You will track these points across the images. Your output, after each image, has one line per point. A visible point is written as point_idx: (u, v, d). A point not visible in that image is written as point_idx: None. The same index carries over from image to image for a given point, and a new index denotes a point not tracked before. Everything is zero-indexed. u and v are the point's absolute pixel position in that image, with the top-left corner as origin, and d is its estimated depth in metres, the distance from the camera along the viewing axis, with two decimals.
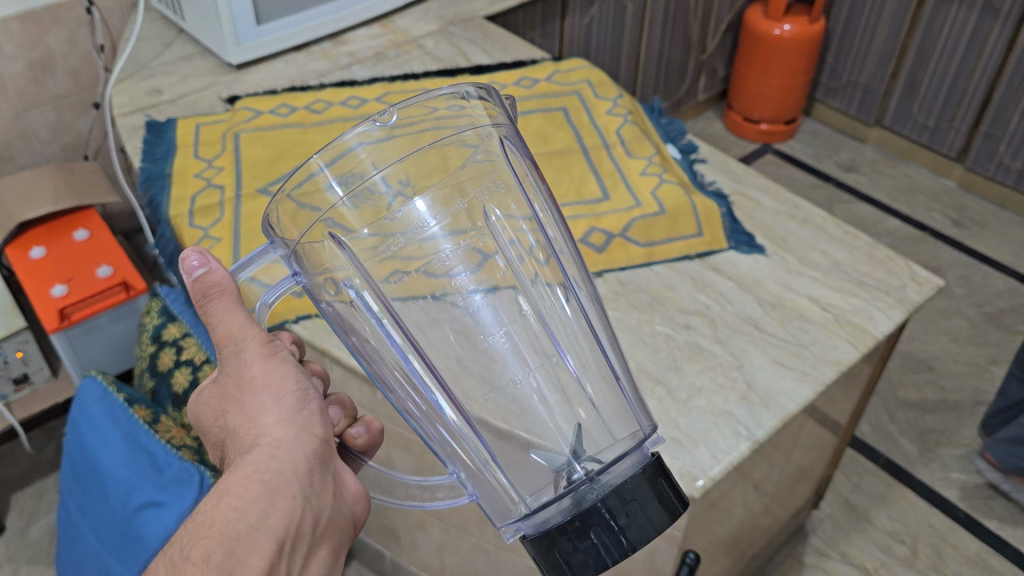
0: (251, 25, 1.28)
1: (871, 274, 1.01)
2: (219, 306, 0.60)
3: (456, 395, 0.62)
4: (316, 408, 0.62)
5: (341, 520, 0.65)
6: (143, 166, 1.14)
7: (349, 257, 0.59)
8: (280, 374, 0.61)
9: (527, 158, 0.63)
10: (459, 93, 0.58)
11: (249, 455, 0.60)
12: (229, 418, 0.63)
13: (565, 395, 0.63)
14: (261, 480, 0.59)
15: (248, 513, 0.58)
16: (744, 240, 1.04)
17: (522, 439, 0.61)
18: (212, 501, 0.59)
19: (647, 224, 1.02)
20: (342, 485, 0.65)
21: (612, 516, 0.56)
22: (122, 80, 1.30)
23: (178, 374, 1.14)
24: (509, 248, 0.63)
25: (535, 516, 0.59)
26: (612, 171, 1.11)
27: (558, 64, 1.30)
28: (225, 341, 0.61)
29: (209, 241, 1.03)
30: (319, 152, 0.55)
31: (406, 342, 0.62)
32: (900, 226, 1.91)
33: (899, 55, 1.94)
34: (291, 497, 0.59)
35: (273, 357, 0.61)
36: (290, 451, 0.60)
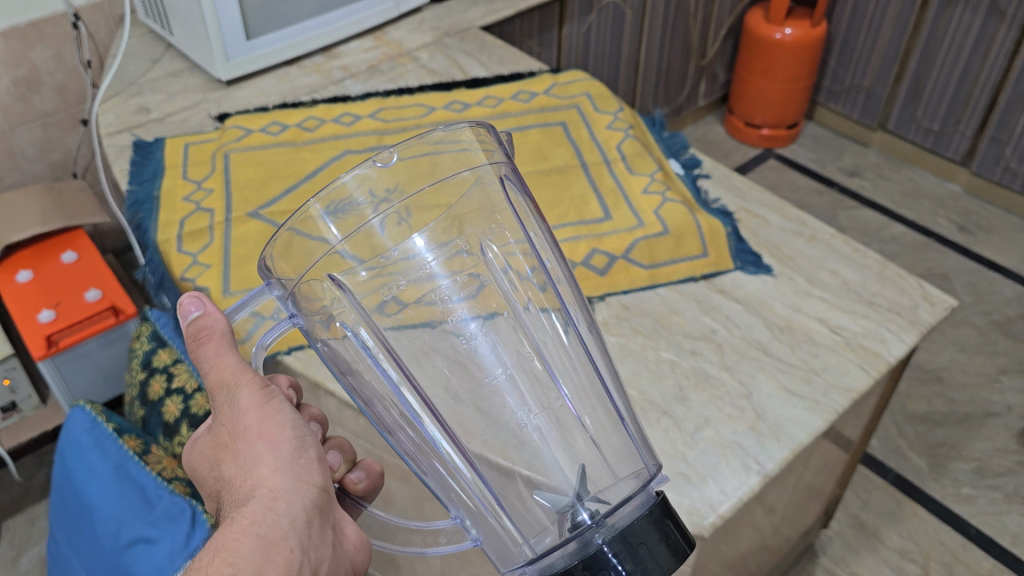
0: (241, 40, 1.25)
1: (881, 295, 0.98)
2: (209, 350, 0.62)
3: (450, 429, 0.62)
4: (314, 455, 0.62)
5: (341, 570, 0.64)
6: (130, 189, 1.10)
7: (349, 298, 0.60)
8: (276, 421, 0.61)
9: (526, 195, 0.64)
10: (455, 131, 0.59)
11: (245, 507, 0.60)
12: (224, 467, 0.63)
13: (563, 430, 0.63)
14: (257, 533, 0.58)
15: (243, 567, 0.57)
16: (750, 260, 1.01)
17: (523, 478, 0.61)
18: (207, 554, 0.58)
19: (650, 246, 1.00)
20: (340, 534, 0.65)
21: (619, 561, 0.55)
22: (109, 98, 1.27)
23: (169, 403, 1.11)
24: (504, 282, 0.64)
25: (540, 560, 0.58)
26: (613, 189, 1.08)
27: (557, 77, 1.27)
28: (220, 389, 0.61)
29: (197, 267, 1.00)
30: (317, 196, 0.58)
31: (402, 378, 0.62)
32: (906, 233, 1.88)
33: (902, 59, 1.91)
34: (289, 549, 0.59)
35: (269, 404, 0.61)
36: (287, 503, 0.60)
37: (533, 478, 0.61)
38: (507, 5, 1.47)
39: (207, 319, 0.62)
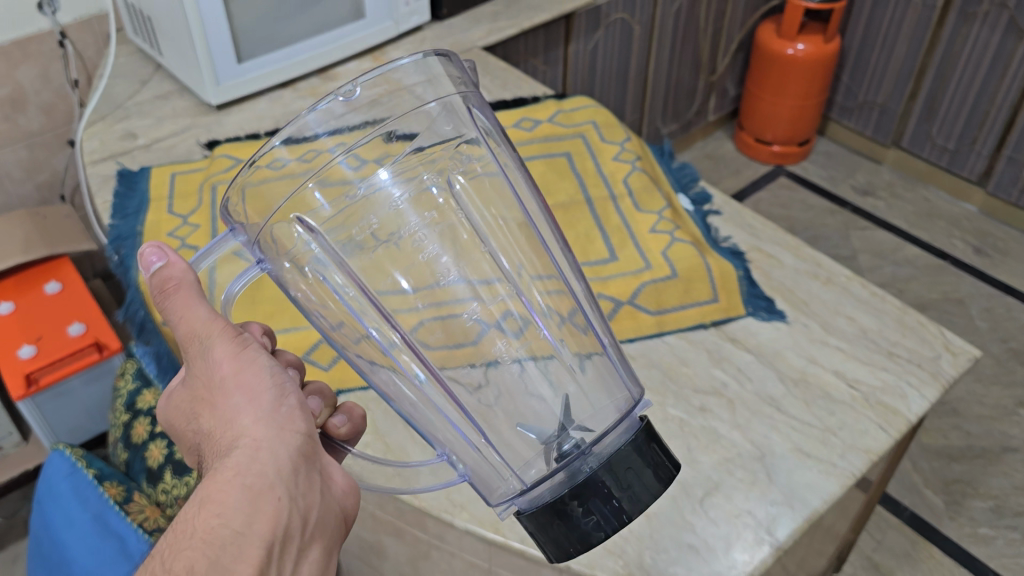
0: (232, 64, 1.20)
1: (901, 344, 0.93)
2: (178, 300, 0.56)
3: (445, 383, 0.63)
4: (296, 402, 0.57)
5: (331, 518, 0.59)
6: (112, 223, 1.06)
7: (319, 242, 0.58)
8: (252, 368, 0.56)
9: (494, 125, 0.64)
10: (417, 60, 0.56)
11: (226, 459, 0.54)
12: (203, 422, 0.57)
13: (541, 365, 0.65)
14: (243, 484, 0.53)
15: (232, 519, 0.52)
16: (762, 305, 0.96)
17: (505, 416, 0.64)
18: (193, 509, 0.53)
19: (657, 290, 0.95)
20: (329, 480, 0.59)
21: (607, 488, 0.59)
22: (94, 123, 1.22)
23: (153, 447, 1.07)
24: (483, 226, 0.65)
25: (530, 493, 0.61)
26: (619, 226, 1.03)
27: (561, 103, 1.22)
28: (189, 338, 0.56)
29: None
30: (279, 138, 0.54)
31: (384, 323, 0.62)
32: (920, 255, 1.83)
33: (917, 75, 1.86)
34: (277, 499, 0.53)
35: (243, 352, 0.56)
36: (271, 451, 0.54)
37: (517, 415, 0.64)
38: (511, 23, 1.42)
39: (171, 268, 0.57)
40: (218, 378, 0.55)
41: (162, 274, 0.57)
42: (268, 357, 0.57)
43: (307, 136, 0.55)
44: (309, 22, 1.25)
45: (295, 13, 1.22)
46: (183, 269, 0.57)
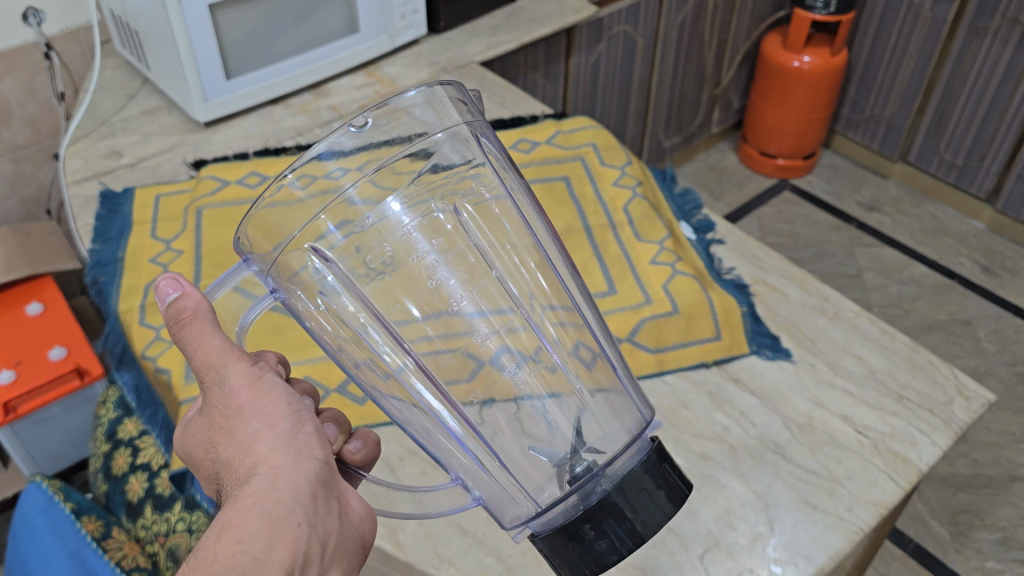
0: (221, 80, 1.16)
1: (911, 386, 0.89)
2: (192, 331, 0.54)
3: (461, 409, 0.59)
4: (312, 429, 0.54)
5: (349, 541, 0.56)
6: (93, 248, 1.02)
7: (332, 268, 0.55)
8: (271, 395, 0.54)
9: (504, 155, 0.61)
10: (426, 93, 0.53)
11: (244, 486, 0.52)
12: (220, 452, 0.55)
13: (557, 398, 0.61)
14: (262, 510, 0.50)
15: (251, 544, 0.48)
16: (767, 343, 0.92)
17: (523, 442, 0.61)
18: (210, 537, 0.49)
19: (658, 327, 0.91)
20: (347, 508, 0.56)
21: (622, 507, 0.58)
22: (78, 140, 1.18)
23: (133, 480, 1.02)
24: (492, 255, 0.61)
25: (545, 514, 0.59)
26: (618, 257, 0.99)
27: (561, 124, 1.18)
28: (206, 365, 0.54)
29: (160, 345, 0.92)
30: (291, 169, 0.50)
31: (398, 350, 0.58)
32: (927, 273, 1.79)
33: (926, 90, 1.82)
34: (297, 523, 0.50)
35: (260, 379, 0.54)
36: (289, 478, 0.52)
37: (529, 437, 0.61)
38: (510, 38, 1.38)
39: (184, 296, 0.55)
40: (236, 406, 0.54)
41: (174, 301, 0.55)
42: (285, 385, 0.55)
43: (317, 169, 0.51)
44: (299, 36, 1.21)
45: (284, 26, 1.19)
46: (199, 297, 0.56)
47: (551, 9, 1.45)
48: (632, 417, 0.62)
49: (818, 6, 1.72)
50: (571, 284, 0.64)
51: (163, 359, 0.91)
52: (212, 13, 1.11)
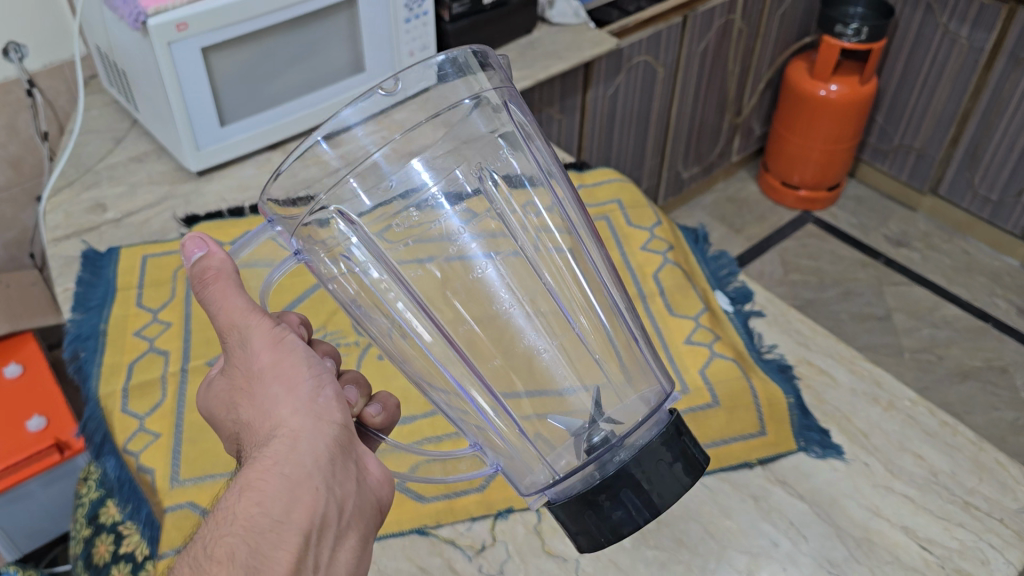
0: (214, 128, 1.07)
1: (979, 491, 0.80)
2: (215, 291, 0.55)
3: (481, 374, 0.57)
4: (333, 393, 0.54)
5: (368, 505, 0.55)
6: (73, 318, 0.93)
7: (356, 231, 0.54)
8: (294, 360, 0.54)
9: (530, 122, 0.59)
10: (455, 58, 0.53)
11: (263, 449, 0.52)
12: (242, 412, 0.55)
13: (580, 372, 0.58)
14: (281, 473, 0.50)
15: (272, 507, 0.49)
16: (816, 438, 0.83)
17: (537, 405, 0.57)
18: (231, 499, 0.50)
19: (696, 421, 0.82)
20: (366, 471, 0.56)
21: (639, 477, 0.54)
22: (60, 190, 1.09)
23: (116, 569, 0.90)
24: (512, 223, 0.59)
25: (561, 484, 0.56)
26: (650, 334, 0.90)
27: (582, 176, 1.08)
28: (230, 326, 0.54)
29: (144, 437, 0.82)
30: (320, 133, 0.50)
31: (413, 307, 0.56)
32: (960, 315, 1.71)
33: (960, 120, 1.73)
34: (314, 489, 0.51)
35: (284, 343, 0.55)
36: (310, 442, 0.52)
37: (543, 404, 0.57)
38: (526, 74, 1.29)
39: (210, 258, 0.55)
40: (259, 368, 0.54)
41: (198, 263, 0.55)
42: (308, 349, 0.56)
43: (346, 132, 0.51)
44: (300, 76, 1.12)
45: (282, 66, 1.09)
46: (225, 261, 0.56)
47: (568, 42, 1.35)
48: (651, 388, 0.59)
49: (848, 34, 1.64)
50: (595, 253, 0.61)
51: (147, 454, 0.81)
52: (205, 56, 1.01)
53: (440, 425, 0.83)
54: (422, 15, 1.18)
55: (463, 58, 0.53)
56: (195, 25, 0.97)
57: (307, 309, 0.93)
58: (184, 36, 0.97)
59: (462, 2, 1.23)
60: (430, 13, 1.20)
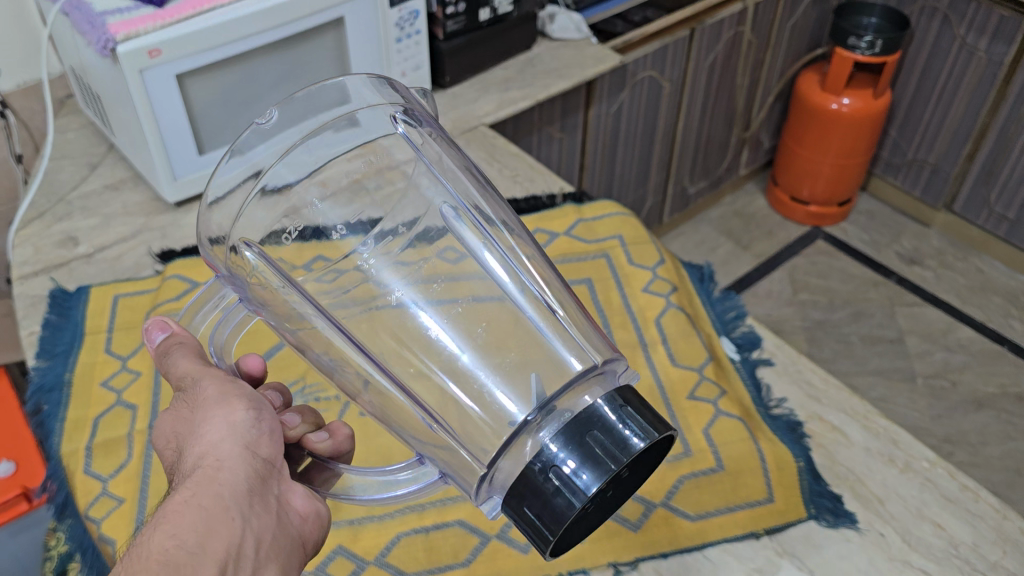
0: (193, 155, 1.01)
1: (1003, 566, 0.74)
2: (172, 355, 0.56)
3: (372, 353, 0.53)
4: (268, 432, 0.53)
5: (291, 541, 0.52)
6: (36, 365, 0.88)
7: (260, 259, 0.56)
8: (228, 394, 0.53)
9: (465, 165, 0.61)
10: (345, 88, 0.59)
11: (184, 480, 0.49)
12: (172, 454, 0.53)
13: (492, 342, 0.53)
14: (199, 502, 0.47)
15: (187, 536, 0.45)
16: (827, 505, 0.76)
17: (440, 392, 0.52)
18: (144, 535, 0.45)
19: (698, 486, 0.76)
20: (287, 505, 0.52)
21: (573, 446, 0.46)
22: (30, 222, 1.04)
23: None
24: (465, 233, 0.58)
25: (500, 476, 0.50)
26: (651, 387, 0.84)
27: (581, 210, 1.03)
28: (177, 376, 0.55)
29: (106, 503, 0.77)
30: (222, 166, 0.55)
31: (330, 326, 0.54)
32: (974, 337, 1.65)
33: (977, 135, 1.68)
34: (231, 519, 0.47)
35: (225, 383, 0.54)
36: (232, 472, 0.49)
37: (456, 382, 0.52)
38: (524, 94, 1.22)
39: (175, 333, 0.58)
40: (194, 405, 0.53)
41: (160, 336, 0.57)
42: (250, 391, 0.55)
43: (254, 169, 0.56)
44: (285, 99, 1.05)
45: (265, 89, 1.03)
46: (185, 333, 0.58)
47: (569, 58, 1.28)
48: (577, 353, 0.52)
49: (861, 46, 1.58)
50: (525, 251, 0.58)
51: (108, 522, 0.76)
52: (180, 82, 0.95)
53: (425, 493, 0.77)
54: (414, 34, 1.13)
55: (351, 88, 0.60)
56: (168, 51, 0.91)
57: (288, 357, 0.86)
58: (156, 62, 0.91)
59: (457, 19, 1.17)
60: (423, 32, 1.14)
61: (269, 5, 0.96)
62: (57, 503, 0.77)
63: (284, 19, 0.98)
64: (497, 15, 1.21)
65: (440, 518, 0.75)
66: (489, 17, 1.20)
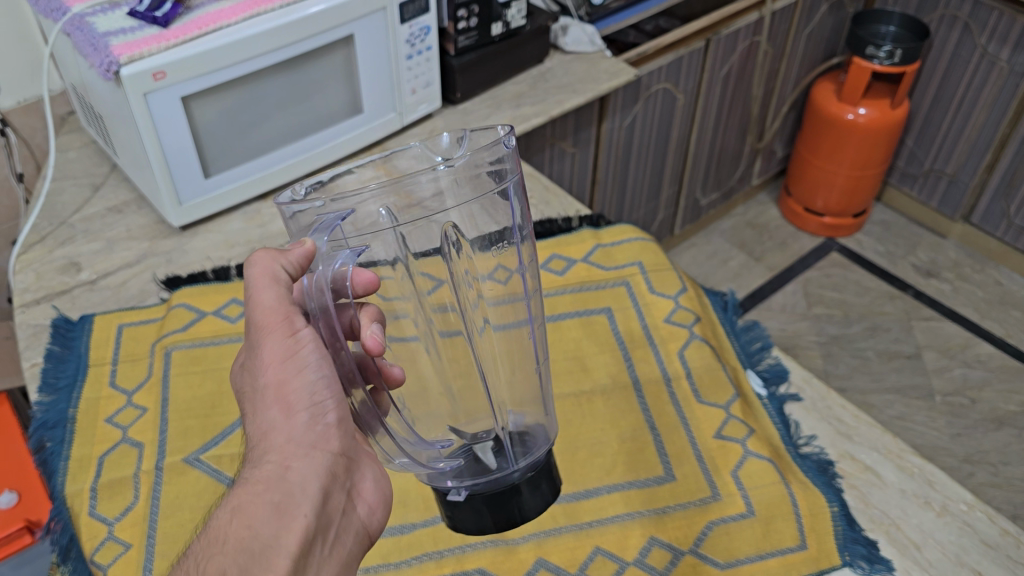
0: (198, 179, 0.98)
1: None
2: (264, 290, 0.54)
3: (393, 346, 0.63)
4: (333, 421, 0.53)
5: (357, 529, 0.54)
6: (40, 401, 0.84)
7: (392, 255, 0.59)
8: (293, 383, 0.52)
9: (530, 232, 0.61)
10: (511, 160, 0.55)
11: (254, 470, 0.51)
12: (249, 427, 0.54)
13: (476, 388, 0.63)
14: (272, 499, 0.49)
15: (260, 532, 0.47)
16: (862, 551, 0.73)
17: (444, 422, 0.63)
18: (222, 519, 0.49)
19: (726, 531, 0.73)
20: (358, 495, 0.55)
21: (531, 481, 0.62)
22: (31, 247, 1.01)
23: None
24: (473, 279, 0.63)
25: (467, 478, 0.61)
26: (675, 426, 0.81)
27: (600, 234, 1.01)
28: (258, 324, 0.53)
29: (112, 548, 0.73)
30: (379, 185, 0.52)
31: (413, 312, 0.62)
32: (994, 353, 1.65)
33: (997, 146, 1.69)
34: (304, 516, 0.49)
35: (293, 361, 0.53)
36: (301, 470, 0.51)
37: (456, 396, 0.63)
38: (538, 110, 1.17)
39: (280, 261, 0.54)
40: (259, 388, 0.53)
41: (251, 265, 0.54)
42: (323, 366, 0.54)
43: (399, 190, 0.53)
44: (292, 120, 1.02)
45: (274, 108, 1.00)
46: (283, 268, 0.54)
47: (583, 72, 1.24)
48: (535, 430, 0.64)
49: (880, 56, 1.55)
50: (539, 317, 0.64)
51: (115, 568, 0.72)
52: (186, 104, 0.92)
53: (443, 539, 0.72)
54: (425, 50, 1.09)
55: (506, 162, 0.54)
56: (173, 72, 0.87)
57: None
58: (161, 85, 0.87)
59: (469, 34, 1.13)
60: (434, 48, 1.10)
61: (278, 24, 0.92)
62: (60, 545, 0.74)
63: (292, 39, 0.94)
64: (510, 29, 1.17)
65: (458, 567, 0.70)
66: (501, 31, 1.16)
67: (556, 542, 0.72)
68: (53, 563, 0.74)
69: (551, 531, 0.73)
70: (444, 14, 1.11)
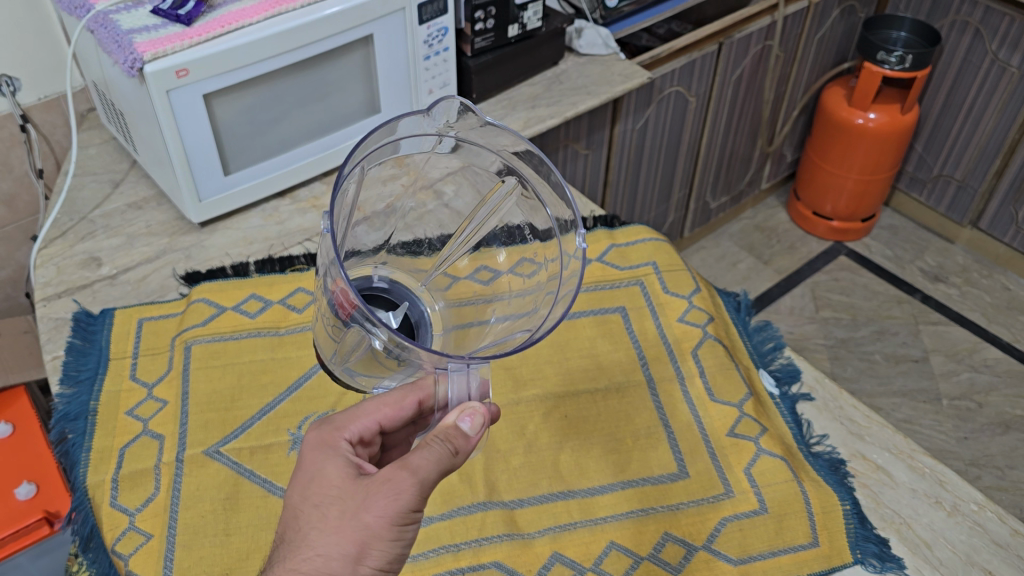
0: (218, 176, 0.99)
1: None
2: (441, 457, 0.55)
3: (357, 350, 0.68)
4: None
5: None
6: (62, 393, 0.85)
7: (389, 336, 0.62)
8: (386, 543, 0.53)
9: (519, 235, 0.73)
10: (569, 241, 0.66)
11: None
12: (310, 522, 0.54)
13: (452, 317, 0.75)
14: None
15: None
16: (873, 549, 0.74)
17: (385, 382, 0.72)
18: None
19: (740, 528, 0.74)
20: None
21: None
22: (52, 241, 1.02)
23: None
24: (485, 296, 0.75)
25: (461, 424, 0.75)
26: (689, 423, 0.82)
27: (614, 234, 1.02)
28: (409, 476, 0.54)
29: (134, 538, 0.74)
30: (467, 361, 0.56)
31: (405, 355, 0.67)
32: (1001, 357, 1.66)
33: (1006, 153, 1.70)
34: None
35: (400, 527, 0.54)
36: None
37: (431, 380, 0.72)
38: (552, 111, 1.19)
39: (457, 427, 0.56)
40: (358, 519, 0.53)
41: (453, 432, 0.56)
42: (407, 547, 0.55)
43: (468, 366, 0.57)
44: (311, 118, 1.03)
45: (294, 107, 1.01)
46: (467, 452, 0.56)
47: (597, 75, 1.25)
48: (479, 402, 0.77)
49: (890, 61, 1.56)
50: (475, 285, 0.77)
51: (136, 560, 0.73)
52: (208, 102, 0.93)
53: (460, 532, 0.73)
54: (442, 51, 1.10)
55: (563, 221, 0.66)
56: (196, 70, 0.89)
57: (319, 386, 0.86)
58: (184, 82, 0.89)
59: (486, 36, 1.14)
60: (451, 49, 1.11)
61: (300, 24, 0.93)
62: (81, 535, 0.75)
63: (315, 37, 0.96)
64: (526, 31, 1.18)
65: (475, 560, 0.71)
66: (518, 33, 1.17)
67: (571, 536, 0.73)
68: (74, 551, 0.75)
69: (566, 525, 0.74)
70: (462, 15, 1.12)
